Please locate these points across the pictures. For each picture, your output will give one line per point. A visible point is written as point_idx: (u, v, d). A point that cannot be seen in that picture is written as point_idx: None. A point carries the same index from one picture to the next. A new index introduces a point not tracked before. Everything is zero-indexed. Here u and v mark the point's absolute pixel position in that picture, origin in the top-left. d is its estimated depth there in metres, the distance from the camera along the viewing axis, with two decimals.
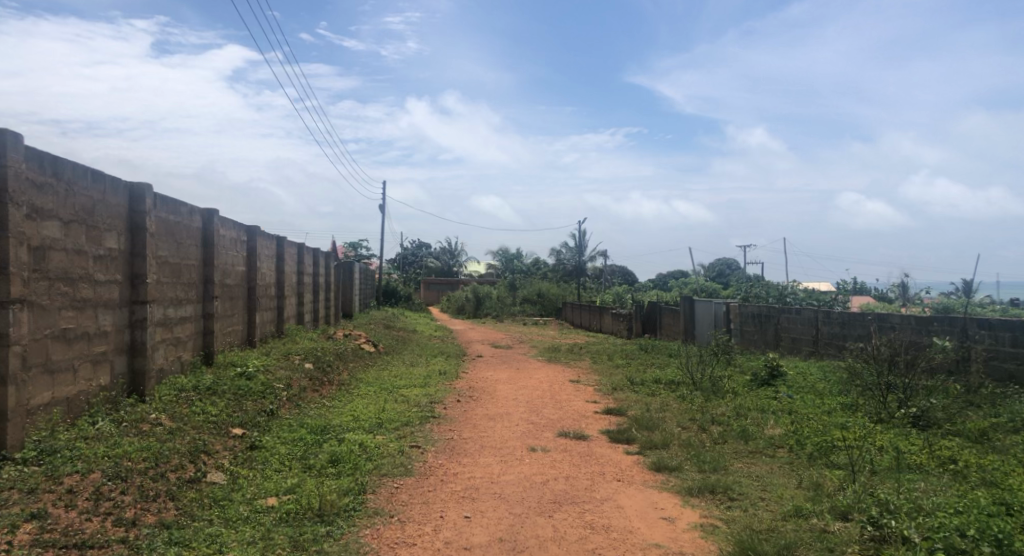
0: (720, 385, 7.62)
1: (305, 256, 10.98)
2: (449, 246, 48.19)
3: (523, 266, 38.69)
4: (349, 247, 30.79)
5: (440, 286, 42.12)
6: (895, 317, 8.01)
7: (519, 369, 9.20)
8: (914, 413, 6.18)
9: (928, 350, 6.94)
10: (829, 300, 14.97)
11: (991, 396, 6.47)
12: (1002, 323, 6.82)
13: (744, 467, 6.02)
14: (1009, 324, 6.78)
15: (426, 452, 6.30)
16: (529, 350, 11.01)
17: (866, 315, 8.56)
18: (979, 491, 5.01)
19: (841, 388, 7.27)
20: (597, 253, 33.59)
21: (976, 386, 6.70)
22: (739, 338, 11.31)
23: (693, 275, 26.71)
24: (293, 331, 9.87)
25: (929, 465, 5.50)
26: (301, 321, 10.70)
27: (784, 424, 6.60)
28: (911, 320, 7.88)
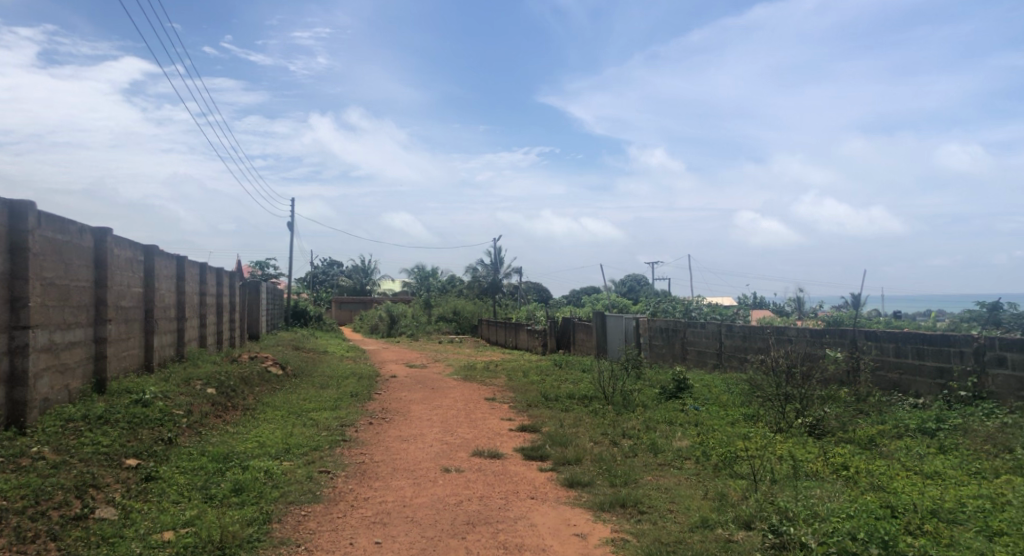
0: (630, 399, 7.77)
1: (208, 276, 10.58)
2: (364, 263, 47.44)
3: (437, 284, 38.69)
4: (254, 267, 29.84)
5: (352, 304, 41.53)
6: (791, 330, 8.37)
7: (434, 388, 9.11)
8: (810, 422, 6.45)
9: (822, 362, 7.30)
10: (730, 314, 15.64)
11: (877, 405, 6.86)
12: (887, 335, 7.26)
13: (654, 479, 6.16)
14: (892, 336, 7.22)
15: (336, 477, 6.14)
16: (444, 369, 10.93)
17: (766, 328, 8.93)
18: (868, 495, 5.34)
19: (743, 399, 7.53)
20: (512, 271, 33.99)
21: (865, 394, 7.09)
22: (648, 352, 11.61)
23: (605, 292, 27.42)
24: (195, 354, 9.44)
25: (824, 472, 5.79)
26: (203, 343, 10.26)
27: (691, 436, 6.77)
28: (805, 333, 8.26)
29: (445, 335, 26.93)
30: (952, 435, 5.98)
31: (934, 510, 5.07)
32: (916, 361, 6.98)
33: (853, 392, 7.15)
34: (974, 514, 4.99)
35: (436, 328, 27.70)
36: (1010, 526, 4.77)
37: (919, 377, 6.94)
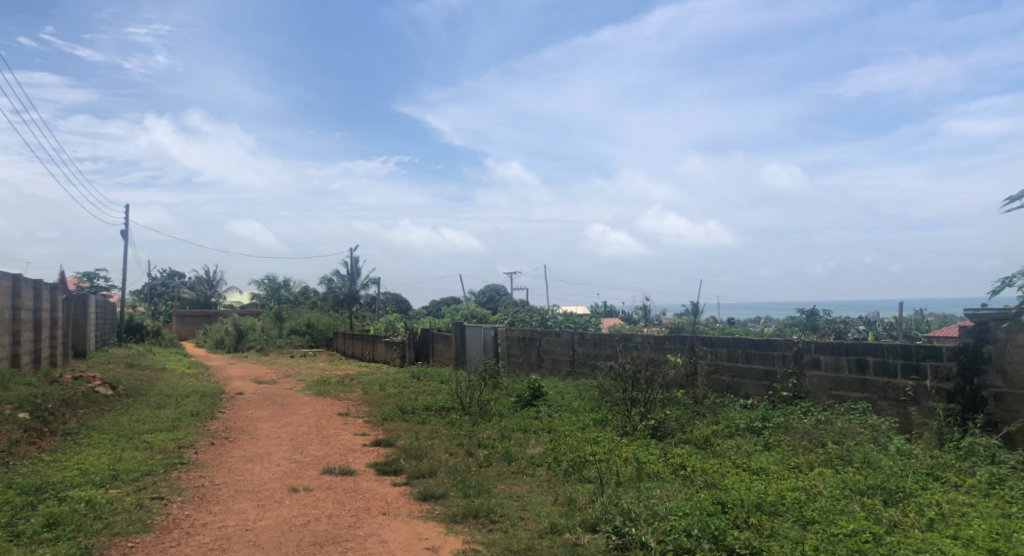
0: (487, 408, 7.84)
1: (22, 289, 9.61)
2: (211, 276, 44.67)
3: (291, 296, 37.38)
4: (82, 277, 27.35)
5: (195, 318, 39.14)
6: (638, 337, 8.78)
7: (284, 405, 8.75)
8: (653, 425, 6.76)
9: (663, 367, 7.73)
10: (584, 322, 16.27)
11: (712, 406, 7.33)
12: (720, 340, 7.83)
13: (507, 488, 6.22)
14: (725, 341, 7.80)
15: (170, 503, 5.72)
16: (297, 384, 10.54)
17: (614, 336, 9.32)
18: (702, 493, 5.67)
19: (593, 404, 7.78)
20: (369, 281, 33.52)
21: (702, 396, 7.59)
22: (505, 361, 11.82)
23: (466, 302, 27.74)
24: (7, 376, 8.49)
25: (664, 472, 6.08)
26: (16, 363, 9.28)
27: (544, 442, 6.91)
28: (650, 339, 8.71)
29: (300, 349, 25.94)
30: (776, 432, 6.51)
31: (759, 504, 5.47)
32: (746, 365, 7.61)
33: (691, 395, 7.62)
34: (792, 505, 5.42)
35: (286, 341, 26.70)
36: (821, 514, 5.23)
37: (749, 380, 7.57)
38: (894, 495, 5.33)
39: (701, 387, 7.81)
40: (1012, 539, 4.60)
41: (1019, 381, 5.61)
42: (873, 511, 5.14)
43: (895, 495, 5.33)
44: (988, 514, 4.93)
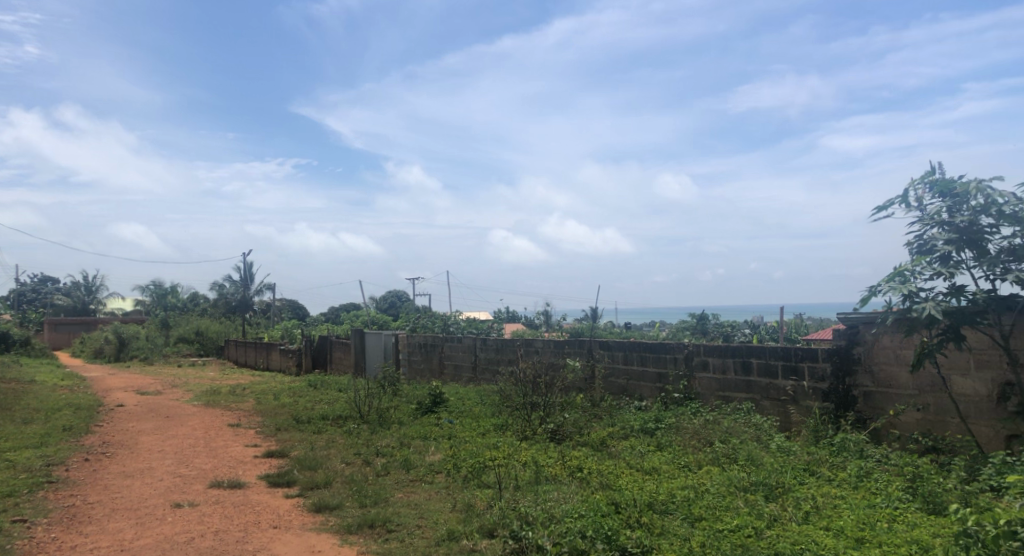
0: (386, 416, 7.72)
1: None
2: (90, 281, 41.68)
3: (178, 303, 35.63)
4: None
5: (71, 326, 36.62)
6: (538, 341, 8.89)
7: (169, 417, 8.31)
8: (551, 429, 6.84)
9: (563, 371, 7.87)
10: (486, 329, 16.38)
11: (609, 409, 7.50)
12: (617, 344, 8.08)
13: (404, 496, 6.12)
14: (621, 345, 8.05)
15: (35, 526, 5.29)
16: (184, 395, 10.05)
17: (516, 341, 9.43)
18: (597, 494, 5.77)
19: (494, 409, 7.80)
20: (264, 289, 32.50)
21: (599, 400, 7.76)
22: (406, 368, 11.67)
23: (365, 308, 27.40)
24: None
25: (562, 475, 6.15)
26: None
27: (444, 449, 6.87)
28: (550, 344, 8.86)
29: (187, 359, 24.68)
30: (667, 433, 6.73)
31: (651, 503, 5.62)
32: (641, 367, 7.85)
33: (589, 398, 7.79)
34: (682, 503, 5.60)
35: (172, 353, 25.37)
36: (707, 511, 5.44)
37: (644, 382, 7.81)
38: (774, 490, 5.62)
39: (598, 391, 8.01)
40: (876, 529, 4.97)
41: (885, 380, 6.13)
42: (755, 507, 5.40)
43: (775, 490, 5.62)
44: (857, 505, 5.29)
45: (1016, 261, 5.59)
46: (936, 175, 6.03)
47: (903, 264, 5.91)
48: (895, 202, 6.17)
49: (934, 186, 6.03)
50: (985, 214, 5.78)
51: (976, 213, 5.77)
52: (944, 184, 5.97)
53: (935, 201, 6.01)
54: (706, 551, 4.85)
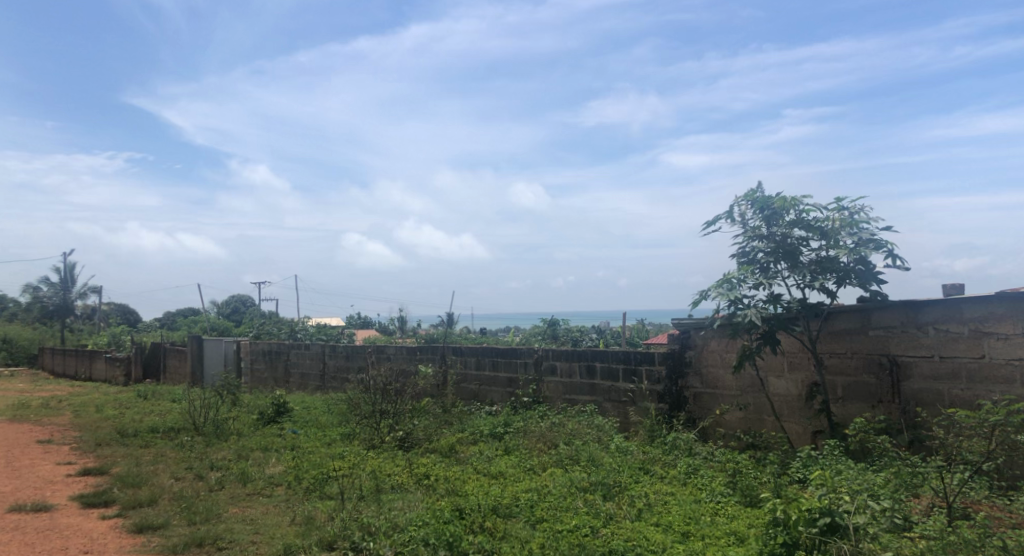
0: (224, 428, 7.33)
1: None
2: None
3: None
4: None
5: None
6: (390, 348, 8.95)
7: None
8: (400, 436, 6.76)
9: (414, 378, 7.89)
10: (337, 335, 16.09)
11: (459, 415, 7.56)
12: (469, 350, 8.26)
13: (238, 512, 5.74)
14: (473, 351, 8.23)
15: None
16: None
17: (366, 348, 9.50)
18: (442, 501, 5.72)
19: (341, 418, 7.65)
20: (88, 290, 29.99)
21: (450, 406, 7.82)
22: (249, 377, 12.14)
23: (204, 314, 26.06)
24: None
25: (408, 483, 6.03)
26: None
27: (286, 460, 6.61)
28: (403, 350, 8.94)
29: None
30: (515, 437, 6.85)
31: (495, 507, 5.65)
32: (492, 373, 8.03)
33: (441, 404, 7.84)
34: (524, 506, 5.69)
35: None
36: (548, 513, 5.56)
37: (495, 387, 7.99)
38: (612, 489, 5.84)
39: (450, 396, 8.14)
40: (700, 522, 5.31)
41: (712, 382, 6.63)
42: (593, 506, 5.58)
43: (613, 489, 5.84)
44: (685, 501, 5.61)
45: (822, 271, 6.19)
46: (757, 193, 6.56)
47: (729, 273, 6.34)
48: (722, 216, 6.64)
49: (755, 202, 6.55)
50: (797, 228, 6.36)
51: (790, 228, 6.33)
52: (763, 201, 6.50)
53: (755, 215, 6.53)
54: (545, 552, 4.94)
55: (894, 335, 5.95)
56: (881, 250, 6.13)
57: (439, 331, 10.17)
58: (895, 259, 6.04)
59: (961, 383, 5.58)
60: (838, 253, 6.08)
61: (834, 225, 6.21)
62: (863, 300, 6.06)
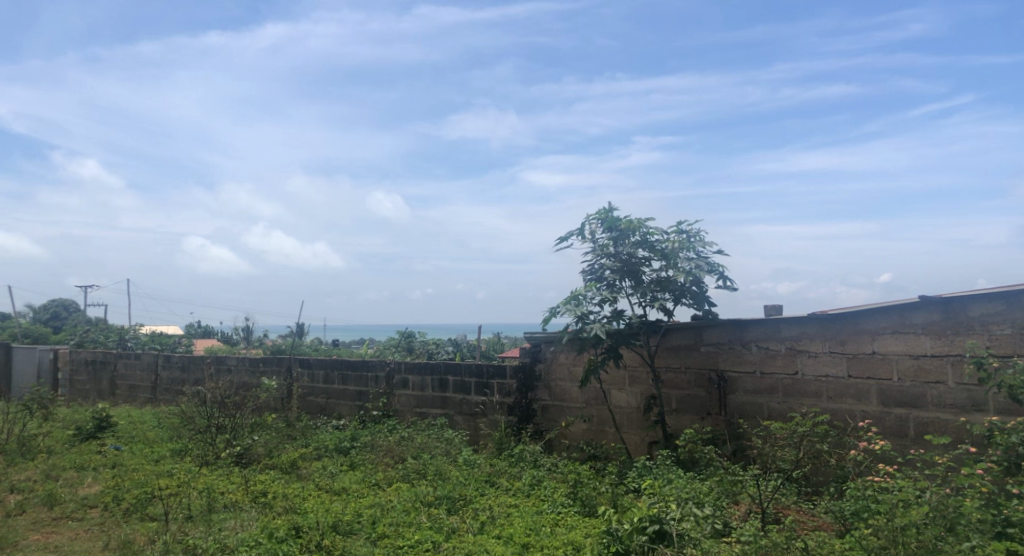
0: (31, 445, 6.64)
1: None
2: None
3: None
4: None
5: None
6: (232, 359, 8.68)
7: None
8: (237, 452, 6.43)
9: (256, 391, 7.61)
10: (173, 344, 15.16)
11: (303, 429, 7.35)
12: (317, 363, 8.13)
13: (41, 539, 5.16)
14: (321, 363, 8.10)
15: None
16: None
17: (205, 359, 9.15)
18: (278, 520, 5.41)
19: (172, 433, 7.19)
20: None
21: (294, 420, 7.57)
22: (67, 389, 11.28)
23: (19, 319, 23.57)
24: None
25: (243, 501, 5.68)
26: None
27: (104, 479, 6.08)
28: (245, 362, 8.69)
29: None
30: (361, 451, 6.70)
31: (335, 524, 5.41)
32: (342, 386, 7.89)
33: (284, 417, 7.61)
34: (366, 522, 5.51)
35: None
36: (390, 528, 5.42)
37: (343, 400, 7.87)
38: (456, 503, 5.80)
39: (295, 409, 8.01)
40: (540, 533, 5.40)
41: (559, 395, 6.84)
42: (436, 521, 5.51)
43: (457, 502, 5.81)
44: (527, 512, 5.68)
45: (661, 291, 6.55)
46: (605, 212, 6.78)
47: (578, 289, 6.54)
48: (573, 233, 6.84)
49: (603, 221, 6.77)
50: (641, 249, 6.68)
51: (634, 248, 6.64)
52: (611, 221, 6.74)
53: (604, 234, 6.78)
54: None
55: (722, 352, 6.43)
56: (713, 273, 6.60)
57: (289, 340, 9.85)
58: (726, 281, 6.52)
59: (777, 397, 6.12)
60: (676, 274, 6.46)
61: (674, 247, 6.59)
62: (696, 318, 6.49)
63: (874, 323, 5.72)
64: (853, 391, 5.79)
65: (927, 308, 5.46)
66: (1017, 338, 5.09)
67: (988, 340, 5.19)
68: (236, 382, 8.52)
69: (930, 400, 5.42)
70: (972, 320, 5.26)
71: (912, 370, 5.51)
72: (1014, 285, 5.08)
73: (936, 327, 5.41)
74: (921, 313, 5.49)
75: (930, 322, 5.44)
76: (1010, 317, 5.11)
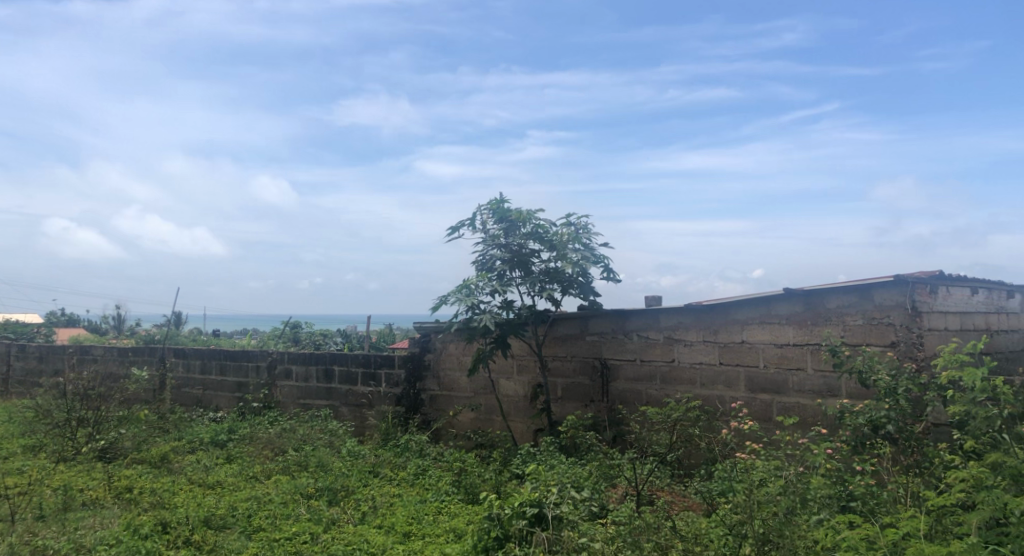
0: None
1: None
2: None
3: None
4: None
5: None
6: (97, 349, 8.35)
7: None
8: (100, 447, 6.06)
9: (124, 382, 7.28)
10: (32, 335, 14.11)
11: (176, 422, 7.07)
12: (193, 353, 7.88)
13: None
14: (198, 354, 7.88)
15: None
16: None
17: (67, 348, 8.66)
18: (143, 516, 5.11)
19: (25, 428, 6.69)
20: None
21: (167, 413, 7.26)
22: None
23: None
24: None
25: (104, 498, 5.34)
26: None
27: None
28: (113, 352, 8.42)
29: None
30: (239, 444, 6.49)
31: (206, 519, 5.16)
32: (220, 377, 7.71)
33: (155, 410, 7.31)
34: (241, 516, 5.28)
35: None
36: (267, 521, 5.23)
37: (221, 392, 7.72)
38: (338, 494, 5.68)
39: (167, 402, 7.79)
40: (422, 522, 5.38)
41: (447, 384, 6.86)
42: (316, 512, 5.36)
43: (339, 494, 5.69)
44: (409, 501, 5.65)
45: (549, 282, 6.67)
46: (497, 202, 6.78)
47: (468, 279, 6.53)
48: (464, 223, 6.82)
49: (494, 211, 6.77)
50: (531, 240, 6.75)
51: (524, 239, 6.69)
52: (502, 211, 6.75)
53: (494, 224, 6.79)
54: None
55: (606, 340, 6.69)
56: (599, 265, 6.79)
57: (167, 329, 9.41)
58: (610, 273, 6.73)
59: (655, 383, 6.41)
60: (564, 265, 6.58)
61: (562, 239, 6.70)
62: (582, 309, 6.69)
63: (743, 314, 6.06)
64: (724, 378, 6.12)
65: (790, 299, 5.83)
66: (867, 328, 5.51)
67: (843, 329, 5.60)
68: (102, 373, 8.21)
69: (791, 386, 5.77)
70: (829, 312, 5.68)
71: (777, 358, 5.86)
72: (867, 279, 5.48)
73: (798, 318, 5.79)
74: (785, 304, 5.86)
75: (793, 313, 5.82)
76: (862, 309, 5.53)
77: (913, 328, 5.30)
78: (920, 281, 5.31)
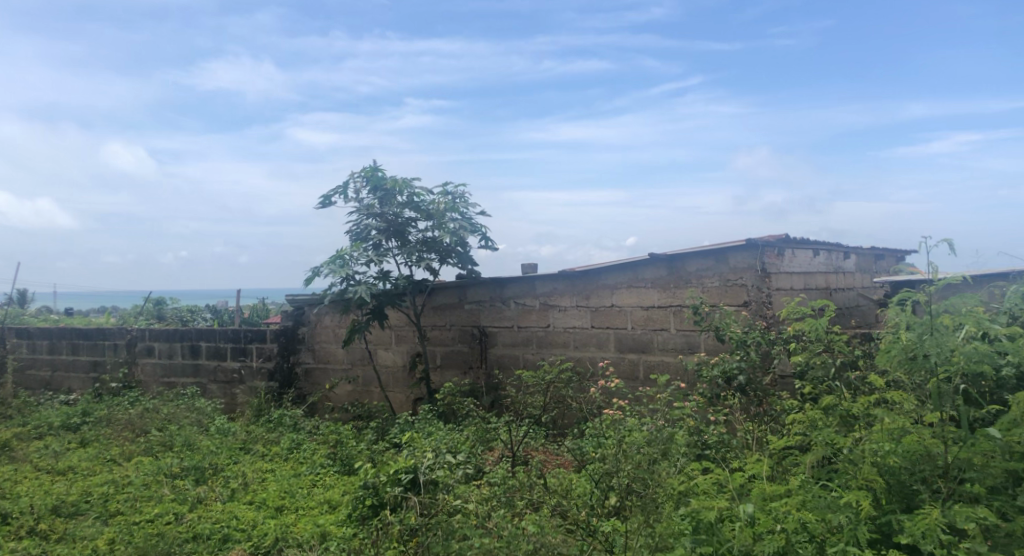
0: None
1: None
2: None
3: None
4: None
5: None
6: None
7: None
8: None
9: None
10: None
11: (19, 406, 6.60)
12: (40, 332, 7.44)
13: None
14: (45, 333, 7.44)
15: None
16: None
17: None
18: None
19: None
20: None
21: (10, 398, 6.79)
22: None
23: None
24: None
25: None
26: None
27: None
28: None
29: None
30: (94, 427, 6.15)
31: (55, 507, 4.84)
32: (72, 356, 7.34)
33: None
34: (96, 502, 4.97)
35: None
36: (125, 505, 4.94)
37: (74, 372, 7.34)
38: (206, 473, 5.45)
39: (10, 385, 7.34)
40: (296, 495, 5.27)
41: (323, 357, 6.75)
42: (180, 492, 5.12)
43: (207, 472, 5.46)
44: (282, 476, 5.51)
45: (426, 251, 6.63)
46: (371, 170, 6.62)
47: (341, 249, 6.35)
48: (336, 192, 6.61)
49: (368, 179, 6.61)
50: (407, 210, 6.66)
51: (400, 208, 6.60)
52: (376, 180, 6.61)
53: (369, 193, 6.64)
54: (113, 548, 4.37)
55: (483, 308, 6.78)
56: (476, 233, 6.83)
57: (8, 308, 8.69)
58: (487, 242, 6.79)
59: (531, 348, 6.59)
60: (441, 235, 6.56)
61: (439, 208, 6.66)
62: (460, 278, 6.73)
63: (612, 279, 6.30)
64: (595, 340, 6.37)
65: (655, 264, 6.10)
66: (723, 290, 5.82)
67: (702, 291, 5.88)
68: None
69: (656, 344, 6.06)
70: (689, 275, 5.96)
71: (643, 319, 6.14)
72: (722, 244, 5.77)
73: (662, 282, 6.07)
74: (650, 269, 6.13)
75: (658, 277, 6.10)
76: (718, 271, 5.83)
77: (762, 288, 5.66)
78: (770, 245, 5.68)
